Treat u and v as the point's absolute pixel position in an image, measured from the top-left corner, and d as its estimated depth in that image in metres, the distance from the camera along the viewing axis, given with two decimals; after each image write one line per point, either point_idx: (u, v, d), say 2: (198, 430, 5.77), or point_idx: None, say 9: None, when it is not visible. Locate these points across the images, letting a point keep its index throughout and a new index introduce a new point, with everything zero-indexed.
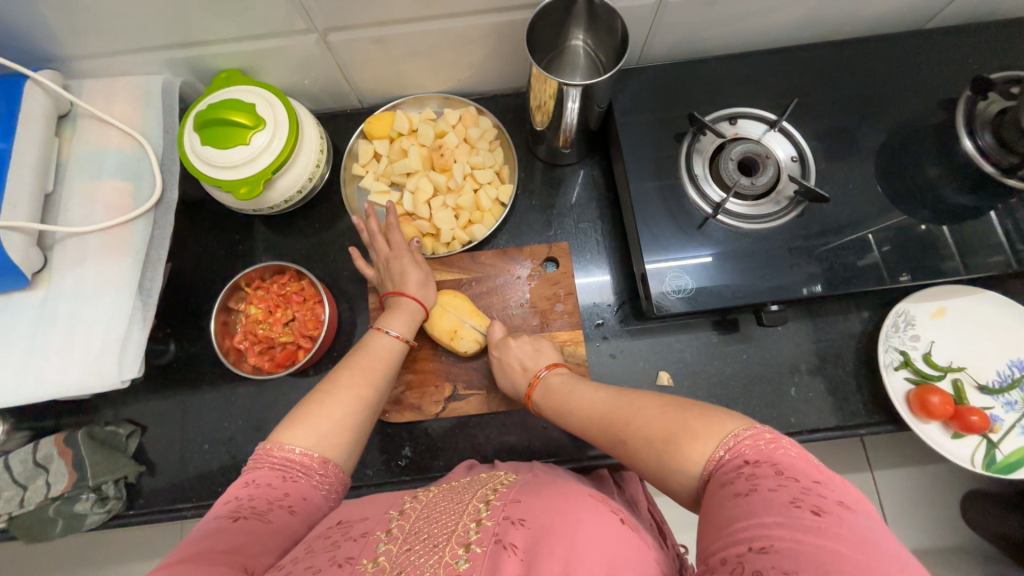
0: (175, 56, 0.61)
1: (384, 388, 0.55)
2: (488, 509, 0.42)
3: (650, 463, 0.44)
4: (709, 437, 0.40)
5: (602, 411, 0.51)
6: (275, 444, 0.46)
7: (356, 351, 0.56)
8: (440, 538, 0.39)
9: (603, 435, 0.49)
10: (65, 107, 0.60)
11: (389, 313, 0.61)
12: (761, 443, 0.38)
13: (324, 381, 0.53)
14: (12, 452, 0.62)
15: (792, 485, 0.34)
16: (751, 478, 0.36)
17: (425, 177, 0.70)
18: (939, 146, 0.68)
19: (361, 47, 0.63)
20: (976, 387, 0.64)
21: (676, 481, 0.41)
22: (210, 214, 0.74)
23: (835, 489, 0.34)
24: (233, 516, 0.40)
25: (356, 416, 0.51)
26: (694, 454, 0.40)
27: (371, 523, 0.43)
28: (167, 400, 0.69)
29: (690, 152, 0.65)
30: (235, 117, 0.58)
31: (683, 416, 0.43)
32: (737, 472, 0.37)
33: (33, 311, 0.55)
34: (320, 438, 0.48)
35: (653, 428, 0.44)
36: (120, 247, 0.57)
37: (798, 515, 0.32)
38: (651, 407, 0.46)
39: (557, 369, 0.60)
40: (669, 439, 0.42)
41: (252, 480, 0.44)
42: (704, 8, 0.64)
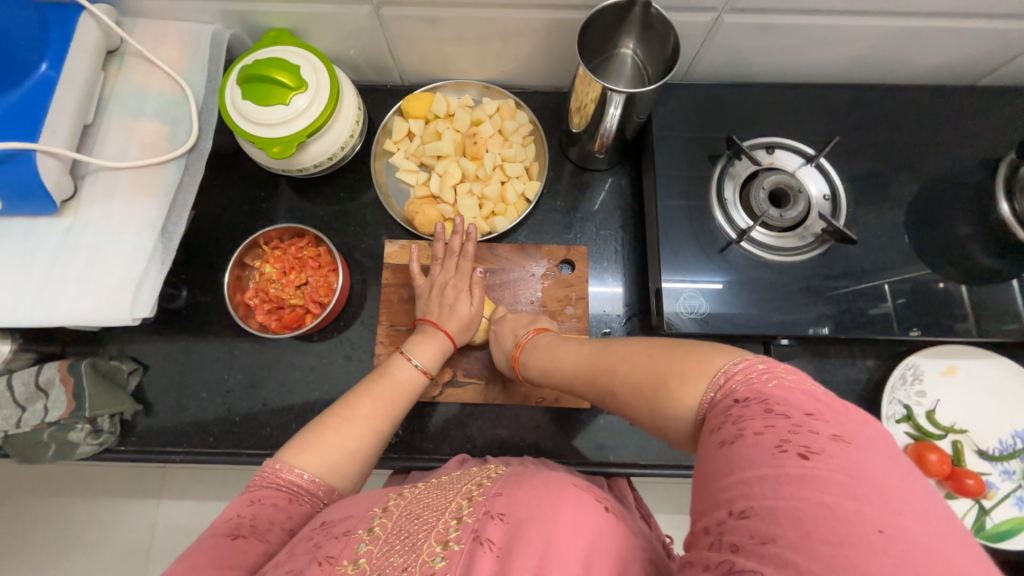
0: (229, 8, 0.61)
1: (397, 418, 0.56)
2: (471, 504, 0.40)
3: (642, 409, 0.43)
4: (698, 378, 0.38)
5: (591, 365, 0.51)
6: (284, 464, 0.47)
7: (376, 376, 0.58)
8: (418, 537, 0.39)
9: (596, 385, 0.49)
10: (115, 43, 0.60)
11: (416, 341, 0.61)
12: (752, 377, 0.34)
13: (340, 403, 0.54)
14: (16, 372, 0.63)
15: (780, 422, 0.30)
16: (737, 422, 0.32)
17: (455, 163, 0.70)
18: (974, 205, 0.67)
19: (411, 24, 0.63)
20: (976, 451, 0.63)
21: (674, 427, 0.39)
22: (238, 169, 0.74)
23: (830, 422, 0.30)
24: (231, 535, 0.41)
25: (368, 447, 0.52)
26: (685, 397, 0.38)
27: (354, 521, 0.42)
28: (172, 344, 0.70)
29: (722, 175, 0.65)
30: (279, 77, 0.59)
31: (669, 360, 0.41)
32: (725, 415, 0.34)
33: (56, 238, 0.56)
34: (329, 465, 0.49)
35: (642, 374, 0.43)
36: (150, 188, 0.58)
37: (785, 460, 0.29)
38: (639, 355, 0.45)
39: (545, 332, 0.60)
40: (660, 383, 0.41)
41: (257, 499, 0.45)
42: (757, 33, 0.63)
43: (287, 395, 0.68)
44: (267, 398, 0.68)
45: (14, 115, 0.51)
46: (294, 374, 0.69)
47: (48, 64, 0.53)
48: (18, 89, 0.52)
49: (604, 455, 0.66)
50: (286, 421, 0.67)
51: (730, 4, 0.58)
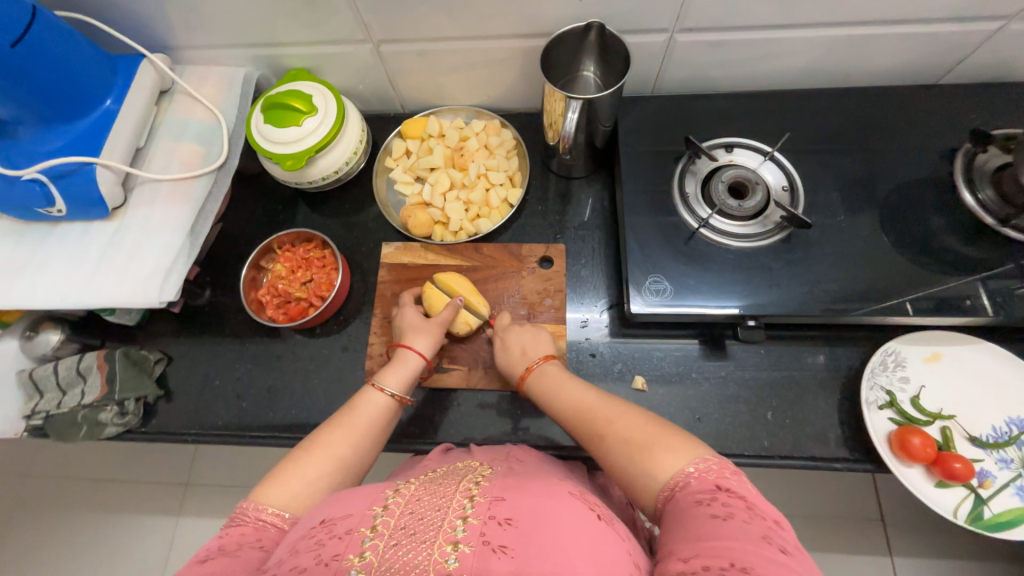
0: (258, 53, 0.74)
1: (368, 447, 0.58)
2: (475, 505, 0.45)
3: (620, 463, 0.49)
4: (681, 454, 0.46)
5: (584, 405, 0.56)
6: (252, 502, 0.50)
7: (347, 408, 0.60)
8: (428, 533, 0.43)
9: (586, 426, 0.54)
10: (167, 84, 0.73)
11: (389, 369, 0.63)
12: (726, 473, 0.43)
13: (307, 439, 0.56)
14: (63, 358, 0.73)
15: (761, 520, 0.39)
16: (726, 504, 0.40)
17: (445, 173, 0.79)
18: (939, 194, 0.69)
19: (408, 58, 0.74)
20: (966, 438, 0.62)
21: (639, 484, 0.47)
22: (261, 187, 0.86)
23: (786, 531, 0.40)
24: (200, 560, 0.45)
25: (332, 474, 0.54)
26: (664, 463, 0.46)
27: (356, 520, 0.45)
28: (194, 337, 0.78)
29: (683, 172, 0.71)
30: (294, 103, 0.70)
31: (662, 431, 0.49)
32: (711, 495, 0.41)
33: (105, 237, 0.66)
34: (293, 499, 0.51)
35: (634, 433, 0.50)
36: (184, 196, 0.69)
37: (767, 545, 0.37)
38: (632, 418, 0.52)
39: (552, 360, 0.63)
40: (646, 448, 0.48)
41: (227, 532, 0.48)
42: (711, 49, 0.71)
43: (290, 382, 0.74)
44: (273, 385, 0.75)
45: (82, 139, 0.64)
46: (298, 363, 0.75)
47: (112, 99, 0.66)
48: (86, 119, 0.64)
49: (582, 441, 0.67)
50: (288, 406, 0.73)
51: (679, 24, 0.66)
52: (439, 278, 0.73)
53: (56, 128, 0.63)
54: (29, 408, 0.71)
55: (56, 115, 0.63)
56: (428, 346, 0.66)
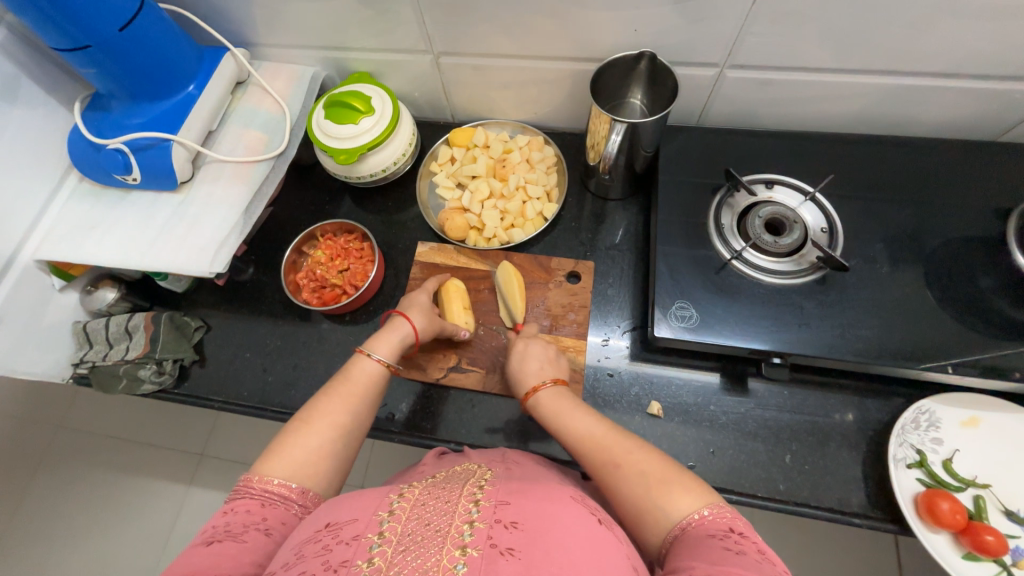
0: (328, 55, 0.80)
1: (365, 411, 0.59)
2: (480, 510, 0.46)
3: (634, 498, 0.48)
4: (697, 496, 0.46)
5: (593, 437, 0.54)
6: (257, 475, 0.52)
7: (342, 376, 0.61)
8: (436, 538, 0.44)
9: (597, 458, 0.53)
10: (244, 76, 0.80)
11: (381, 337, 0.65)
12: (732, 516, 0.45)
13: (304, 409, 0.57)
14: (114, 314, 0.78)
15: (767, 561, 0.40)
16: (739, 542, 0.41)
17: (485, 182, 0.82)
18: (990, 253, 0.66)
19: (463, 71, 0.79)
20: (1001, 511, 0.58)
21: (652, 519, 0.46)
22: (312, 177, 0.91)
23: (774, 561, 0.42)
24: (207, 542, 0.46)
25: (332, 443, 0.55)
26: (681, 501, 0.46)
27: (362, 525, 0.45)
28: (233, 310, 0.83)
29: (720, 204, 0.71)
30: (354, 103, 0.75)
31: (677, 470, 0.49)
32: (725, 533, 0.42)
33: (170, 207, 0.72)
34: (297, 469, 0.52)
35: (649, 469, 0.49)
36: (244, 178, 0.74)
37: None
38: (646, 451, 0.51)
39: (562, 383, 0.62)
40: (661, 483, 0.47)
41: (231, 508, 0.50)
42: (760, 87, 0.72)
43: (314, 363, 0.78)
44: (299, 364, 0.78)
45: (163, 118, 0.70)
46: (324, 347, 0.79)
47: (195, 85, 0.72)
48: (170, 100, 0.71)
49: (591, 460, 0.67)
50: (310, 385, 0.76)
51: (730, 60, 0.68)
52: (510, 270, 0.74)
53: (143, 105, 0.70)
54: (78, 357, 0.76)
55: (144, 94, 0.69)
56: (423, 323, 0.68)
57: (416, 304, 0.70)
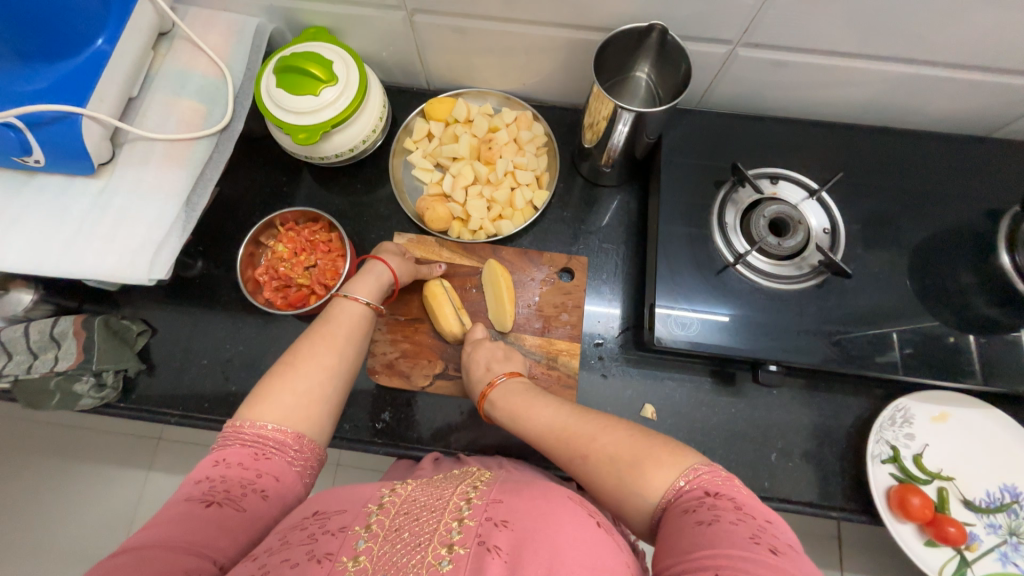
0: (274, 4, 0.66)
1: (354, 353, 0.56)
2: (471, 507, 0.43)
3: (609, 482, 0.46)
4: (671, 467, 0.43)
5: (557, 427, 0.52)
6: (246, 420, 0.47)
7: (325, 319, 0.57)
8: (423, 536, 0.41)
9: (564, 449, 0.50)
10: (167, 26, 0.64)
11: (358, 279, 0.61)
12: (719, 479, 0.41)
13: (288, 352, 0.53)
14: (34, 321, 0.67)
15: (750, 521, 0.37)
16: (713, 509, 0.38)
17: (469, 165, 0.73)
18: (978, 255, 0.67)
19: (442, 32, 0.67)
20: (960, 500, 0.63)
21: (632, 505, 0.44)
22: (264, 153, 0.78)
23: (782, 531, 0.38)
24: (205, 501, 0.41)
25: (325, 384, 0.52)
26: (655, 480, 0.43)
27: (350, 517, 0.43)
28: (181, 309, 0.73)
29: (724, 200, 0.67)
30: (311, 69, 0.62)
31: (648, 443, 0.46)
32: (698, 502, 0.40)
33: (89, 196, 0.60)
34: (288, 412, 0.49)
35: (616, 450, 0.46)
36: (181, 160, 0.62)
37: (756, 550, 0.35)
38: (613, 430, 0.49)
39: (517, 376, 0.61)
40: (633, 464, 0.44)
41: (223, 459, 0.45)
42: (772, 69, 0.66)
43: None
44: (265, 371, 0.71)
45: (66, 84, 0.56)
46: None
47: (104, 39, 0.57)
48: (74, 61, 0.56)
49: None
50: None
51: (746, 37, 0.61)
52: (497, 268, 0.68)
53: (38, 67, 0.55)
54: None
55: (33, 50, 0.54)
56: (400, 266, 0.65)
57: (388, 250, 0.67)
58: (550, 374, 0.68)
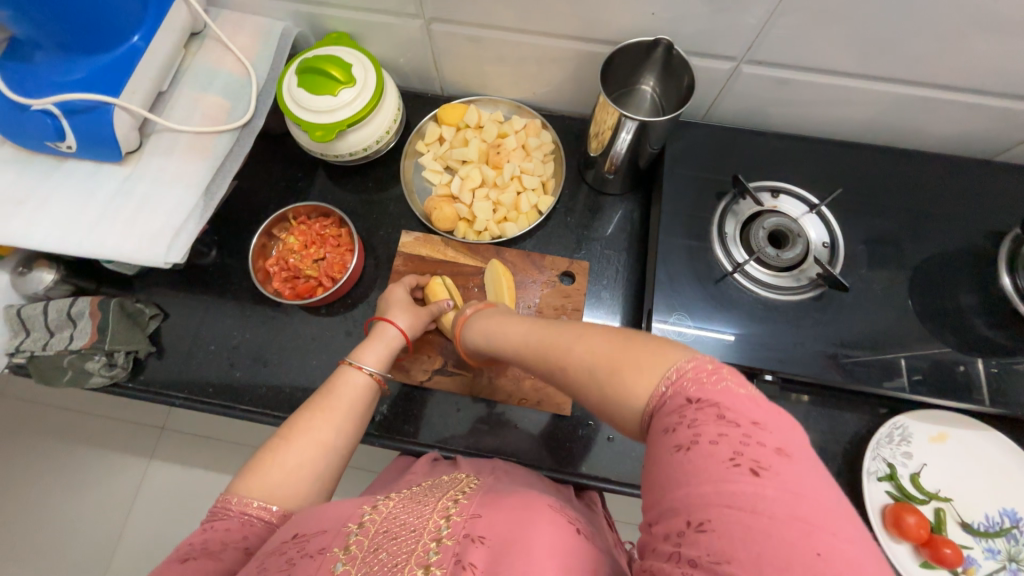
0: (300, 10, 0.70)
1: (353, 428, 0.55)
2: (449, 526, 0.42)
3: (590, 393, 0.40)
4: (652, 368, 0.36)
5: (528, 345, 0.48)
6: (235, 496, 0.47)
7: (328, 388, 0.56)
8: (400, 557, 0.40)
9: (542, 365, 0.45)
10: (199, 27, 0.68)
11: (366, 345, 0.61)
12: (702, 376, 0.33)
13: (286, 424, 0.52)
14: (53, 299, 0.70)
15: (732, 432, 0.30)
16: (693, 426, 0.31)
17: (477, 169, 0.76)
18: (978, 275, 0.67)
19: (457, 41, 0.70)
20: (958, 523, 0.62)
21: (617, 413, 0.37)
22: (282, 150, 0.82)
23: (774, 433, 0.31)
24: (181, 559, 0.42)
25: (317, 463, 0.51)
26: (634, 385, 0.36)
27: (329, 538, 0.42)
28: (194, 296, 0.75)
29: (725, 211, 0.69)
30: (331, 71, 0.66)
31: (629, 345, 0.38)
32: (677, 415, 0.33)
33: (115, 182, 0.63)
34: (277, 495, 0.48)
35: (594, 358, 0.40)
36: (203, 151, 0.65)
37: (736, 476, 0.29)
38: (590, 337, 0.41)
39: (492, 306, 0.60)
40: (612, 371, 0.38)
41: (211, 525, 0.46)
42: (775, 86, 0.68)
43: (287, 359, 0.72)
44: (270, 359, 0.72)
45: (102, 75, 0.59)
46: (298, 341, 0.73)
47: (139, 35, 0.60)
48: (110, 54, 0.60)
49: (575, 466, 0.66)
50: (283, 382, 0.71)
51: (749, 55, 0.63)
52: (500, 268, 0.70)
53: (77, 59, 0.59)
54: (12, 345, 0.68)
55: (76, 45, 0.58)
56: (410, 323, 0.65)
57: (396, 302, 0.66)
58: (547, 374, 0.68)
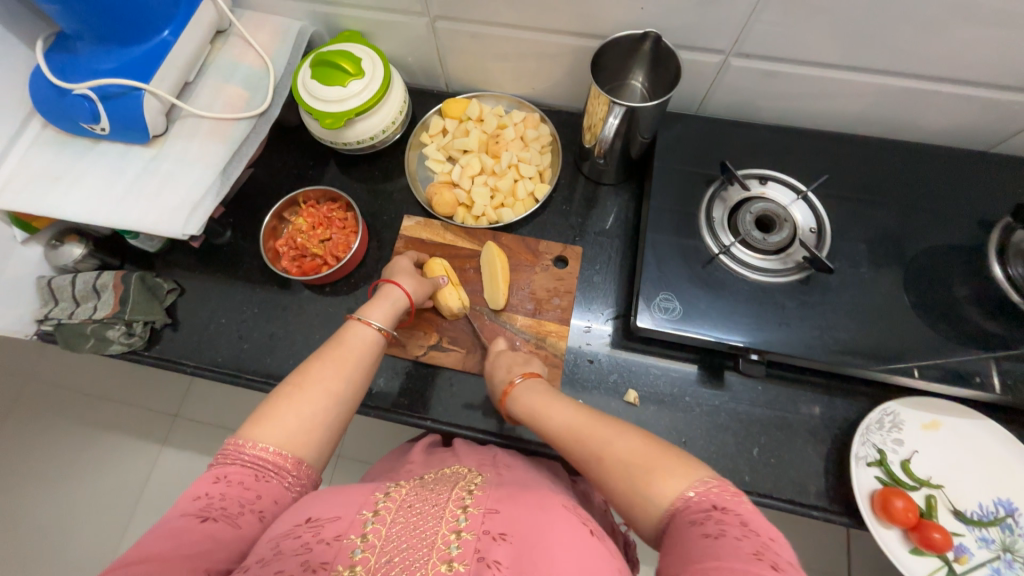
0: (316, 10, 0.75)
1: (360, 380, 0.58)
2: (468, 518, 0.46)
3: (617, 487, 0.46)
4: (682, 477, 0.43)
5: (569, 427, 0.52)
6: (247, 441, 0.50)
7: (336, 342, 0.60)
8: (420, 550, 0.43)
9: (578, 449, 0.50)
10: (225, 25, 0.74)
11: (372, 303, 0.65)
12: (729, 494, 0.41)
13: (296, 375, 0.55)
14: (81, 272, 0.75)
15: (755, 538, 0.37)
16: (719, 523, 0.38)
17: (477, 158, 0.80)
18: (970, 263, 0.67)
19: (460, 38, 0.75)
20: (949, 510, 0.61)
21: (641, 513, 0.44)
22: (296, 140, 0.87)
23: (785, 549, 0.38)
24: (199, 517, 0.44)
25: (327, 412, 0.54)
26: (665, 489, 0.43)
27: (345, 525, 0.45)
28: (208, 273, 0.80)
29: (713, 197, 0.71)
30: (342, 64, 0.71)
31: (660, 452, 0.46)
32: (706, 514, 0.40)
33: (142, 162, 0.68)
34: (289, 436, 0.51)
35: (629, 454, 0.46)
36: (223, 136, 0.70)
37: (757, 565, 0.35)
38: (626, 436, 0.48)
39: (536, 376, 0.61)
40: (645, 472, 0.44)
41: (224, 476, 0.48)
42: (763, 79, 0.70)
43: (292, 334, 0.76)
44: (276, 334, 0.76)
45: (134, 65, 0.65)
46: (303, 317, 0.77)
47: (169, 30, 0.66)
48: (142, 46, 0.66)
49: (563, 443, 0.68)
50: (287, 356, 0.75)
51: (737, 47, 0.66)
52: (495, 251, 0.73)
53: (113, 50, 0.65)
54: (42, 314, 0.73)
55: (114, 37, 0.64)
56: (414, 287, 0.68)
57: (401, 269, 0.70)
58: (538, 352, 0.70)
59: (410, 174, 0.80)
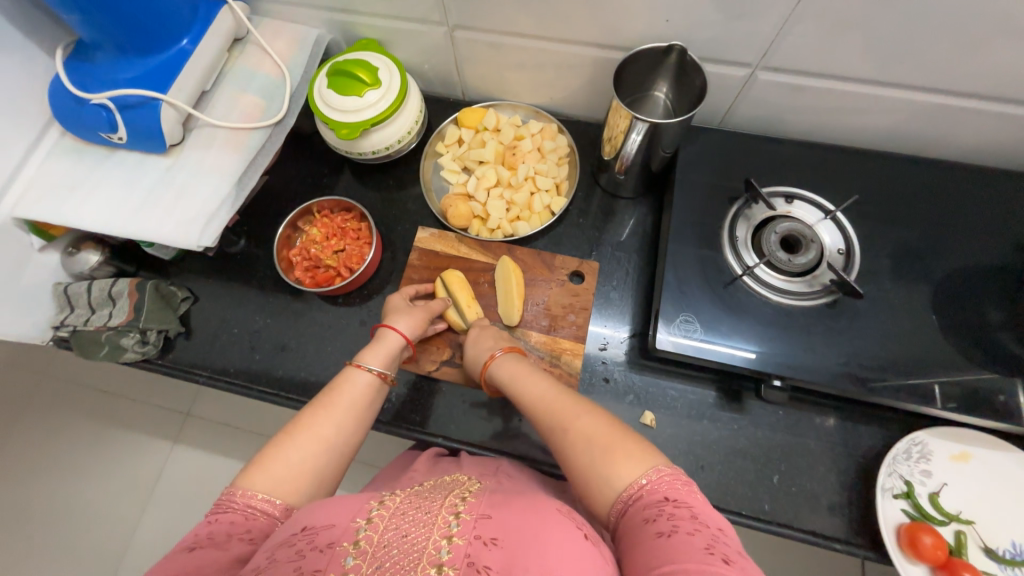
0: (334, 18, 0.74)
1: (356, 423, 0.56)
2: (460, 523, 0.43)
3: (579, 462, 0.48)
4: (639, 463, 0.45)
5: (546, 398, 0.55)
6: (240, 488, 0.49)
7: (332, 387, 0.58)
8: (410, 557, 0.40)
9: (547, 420, 0.53)
10: (242, 33, 0.74)
11: (368, 347, 0.63)
12: (677, 483, 0.43)
13: (290, 421, 0.54)
14: (97, 279, 0.75)
15: (704, 530, 0.39)
16: (672, 519, 0.40)
17: (493, 169, 0.78)
18: (1008, 289, 0.64)
19: (478, 47, 0.73)
20: (981, 548, 0.58)
21: (597, 486, 0.46)
22: (310, 148, 0.86)
23: (732, 537, 0.40)
24: (189, 547, 0.44)
25: (321, 457, 0.52)
26: (621, 470, 0.45)
27: (338, 532, 0.42)
28: (221, 282, 0.80)
29: (737, 215, 0.69)
30: (358, 73, 0.70)
31: (624, 437, 0.48)
32: (658, 508, 0.42)
33: (159, 172, 0.68)
34: (280, 483, 0.49)
35: (596, 433, 0.49)
36: (239, 145, 0.69)
37: (710, 560, 0.37)
38: (597, 417, 0.51)
39: (517, 353, 0.63)
40: (606, 450, 0.47)
41: (215, 518, 0.47)
42: (791, 93, 0.68)
43: (304, 345, 0.76)
44: (288, 344, 0.76)
45: (153, 74, 0.65)
46: (315, 328, 0.76)
47: (188, 40, 0.66)
48: (160, 56, 0.65)
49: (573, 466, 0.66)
50: (298, 367, 0.74)
51: (764, 61, 0.64)
52: (509, 265, 0.72)
53: (131, 59, 0.65)
54: (59, 320, 0.73)
55: (132, 46, 0.64)
56: (409, 326, 0.66)
57: (396, 309, 0.68)
58: (552, 370, 0.69)
59: (426, 186, 0.79)
